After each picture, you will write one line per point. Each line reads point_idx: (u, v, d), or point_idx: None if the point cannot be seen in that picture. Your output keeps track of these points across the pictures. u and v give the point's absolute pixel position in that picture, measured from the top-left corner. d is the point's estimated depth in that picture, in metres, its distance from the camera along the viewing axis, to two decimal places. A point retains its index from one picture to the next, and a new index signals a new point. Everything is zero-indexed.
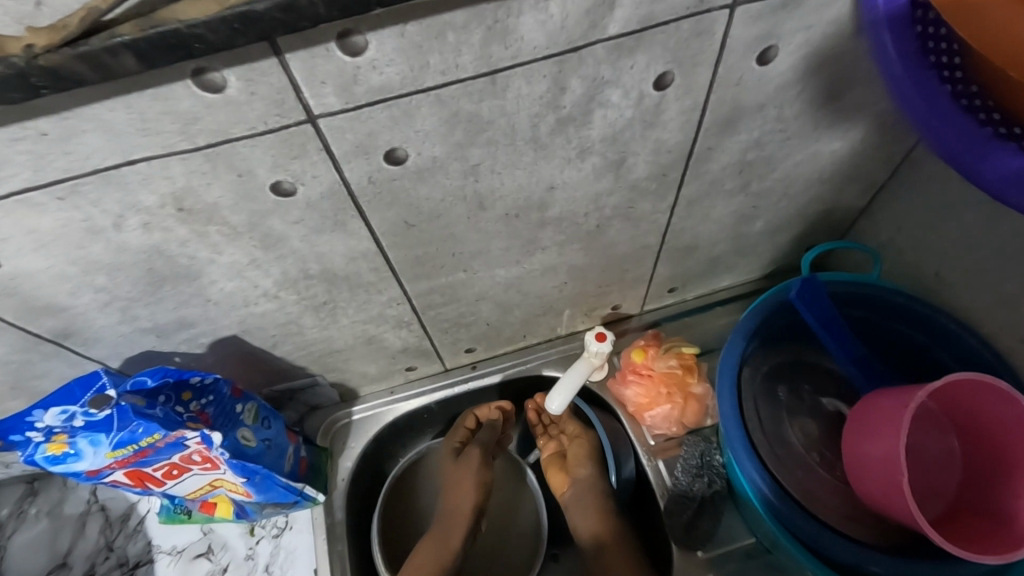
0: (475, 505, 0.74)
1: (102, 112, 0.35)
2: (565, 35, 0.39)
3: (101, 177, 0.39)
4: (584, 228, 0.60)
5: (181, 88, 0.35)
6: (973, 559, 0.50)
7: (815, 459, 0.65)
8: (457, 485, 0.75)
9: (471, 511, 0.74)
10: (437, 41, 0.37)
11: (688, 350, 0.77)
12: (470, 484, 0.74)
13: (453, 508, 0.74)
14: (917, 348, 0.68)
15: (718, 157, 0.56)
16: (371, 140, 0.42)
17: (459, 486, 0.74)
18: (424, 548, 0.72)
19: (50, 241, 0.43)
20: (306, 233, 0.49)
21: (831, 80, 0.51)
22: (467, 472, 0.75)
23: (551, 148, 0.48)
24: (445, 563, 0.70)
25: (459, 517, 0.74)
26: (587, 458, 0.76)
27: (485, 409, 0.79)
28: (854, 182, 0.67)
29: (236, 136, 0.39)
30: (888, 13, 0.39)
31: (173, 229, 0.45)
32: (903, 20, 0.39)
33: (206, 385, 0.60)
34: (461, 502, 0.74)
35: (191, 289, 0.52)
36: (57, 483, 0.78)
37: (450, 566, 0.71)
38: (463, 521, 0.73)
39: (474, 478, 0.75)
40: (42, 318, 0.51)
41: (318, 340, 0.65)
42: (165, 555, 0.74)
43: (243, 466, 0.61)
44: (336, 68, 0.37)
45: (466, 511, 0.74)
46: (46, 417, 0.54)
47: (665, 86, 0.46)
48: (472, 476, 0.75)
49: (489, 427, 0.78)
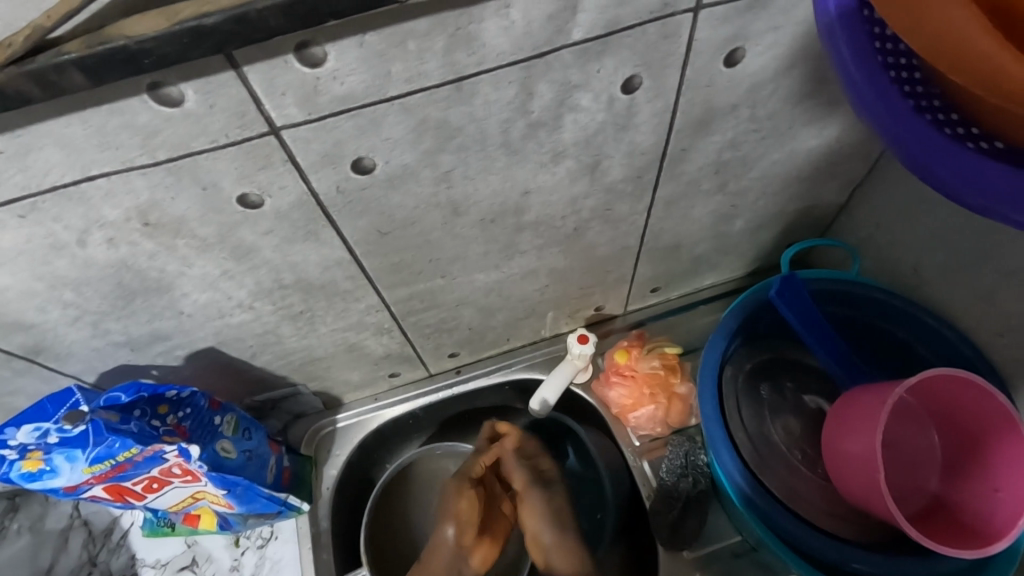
0: (456, 540, 0.69)
1: (57, 127, 0.35)
2: (530, 41, 0.39)
3: (61, 192, 0.39)
4: (561, 232, 0.60)
5: (139, 102, 0.35)
6: (950, 555, 0.50)
7: (797, 456, 0.65)
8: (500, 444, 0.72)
9: (450, 546, 0.68)
10: (399, 49, 0.37)
11: (671, 350, 0.77)
12: (446, 517, 0.69)
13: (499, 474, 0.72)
14: (898, 342, 0.68)
15: (693, 158, 0.56)
16: (338, 149, 0.42)
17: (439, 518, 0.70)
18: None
19: (14, 258, 0.42)
20: (277, 243, 0.48)
21: (802, 80, 0.51)
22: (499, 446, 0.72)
23: (524, 153, 0.48)
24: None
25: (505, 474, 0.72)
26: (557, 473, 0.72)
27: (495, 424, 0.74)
28: (831, 179, 0.67)
29: (199, 149, 0.38)
30: (841, 11, 0.37)
31: (140, 243, 0.44)
32: (858, 23, 0.36)
33: (183, 398, 0.60)
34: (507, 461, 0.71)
35: (163, 302, 0.51)
36: (37, 499, 0.77)
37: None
38: (443, 554, 0.68)
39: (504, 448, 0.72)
40: (9, 334, 0.50)
41: (297, 349, 0.64)
42: (149, 568, 0.73)
43: (223, 479, 0.60)
44: (296, 78, 0.36)
45: (445, 541, 0.69)
46: (18, 435, 0.53)
47: (635, 89, 0.46)
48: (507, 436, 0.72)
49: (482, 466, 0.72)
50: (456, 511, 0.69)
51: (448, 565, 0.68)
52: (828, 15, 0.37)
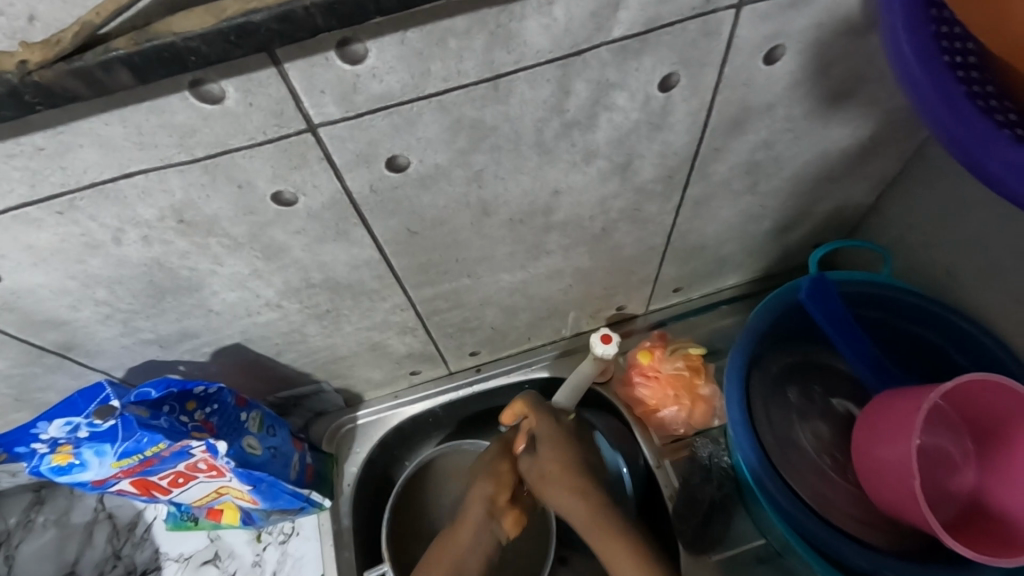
0: (491, 499, 0.64)
1: (98, 126, 0.35)
2: (569, 39, 0.39)
3: (98, 190, 0.39)
4: (589, 232, 0.59)
5: (178, 100, 0.34)
6: (988, 563, 0.49)
7: (827, 462, 0.64)
8: (540, 440, 0.64)
9: (484, 504, 0.64)
10: (438, 47, 0.36)
11: (695, 351, 0.76)
12: (484, 475, 0.65)
13: (537, 476, 0.63)
14: (931, 346, 0.67)
15: (726, 158, 0.55)
16: (373, 148, 0.41)
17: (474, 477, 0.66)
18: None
19: (50, 256, 0.43)
20: (308, 242, 0.48)
21: (840, 78, 0.50)
22: (554, 451, 0.63)
23: (556, 153, 0.47)
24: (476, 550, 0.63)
25: (555, 479, 0.61)
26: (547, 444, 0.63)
27: (523, 406, 0.66)
28: (863, 179, 0.66)
29: (236, 147, 0.38)
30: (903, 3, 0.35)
31: (173, 241, 0.44)
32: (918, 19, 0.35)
33: (210, 394, 0.60)
34: (574, 457, 0.63)
35: (193, 300, 0.51)
36: (63, 492, 0.78)
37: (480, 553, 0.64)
38: (477, 515, 0.64)
39: (554, 430, 0.64)
40: (42, 330, 0.50)
41: (321, 347, 0.64)
42: (172, 562, 0.74)
43: (249, 474, 0.61)
44: (335, 77, 0.36)
45: (477, 505, 0.64)
46: (50, 429, 0.53)
47: (671, 87, 0.45)
48: (548, 411, 0.66)
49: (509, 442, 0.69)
50: (497, 471, 0.65)
51: (480, 526, 0.63)
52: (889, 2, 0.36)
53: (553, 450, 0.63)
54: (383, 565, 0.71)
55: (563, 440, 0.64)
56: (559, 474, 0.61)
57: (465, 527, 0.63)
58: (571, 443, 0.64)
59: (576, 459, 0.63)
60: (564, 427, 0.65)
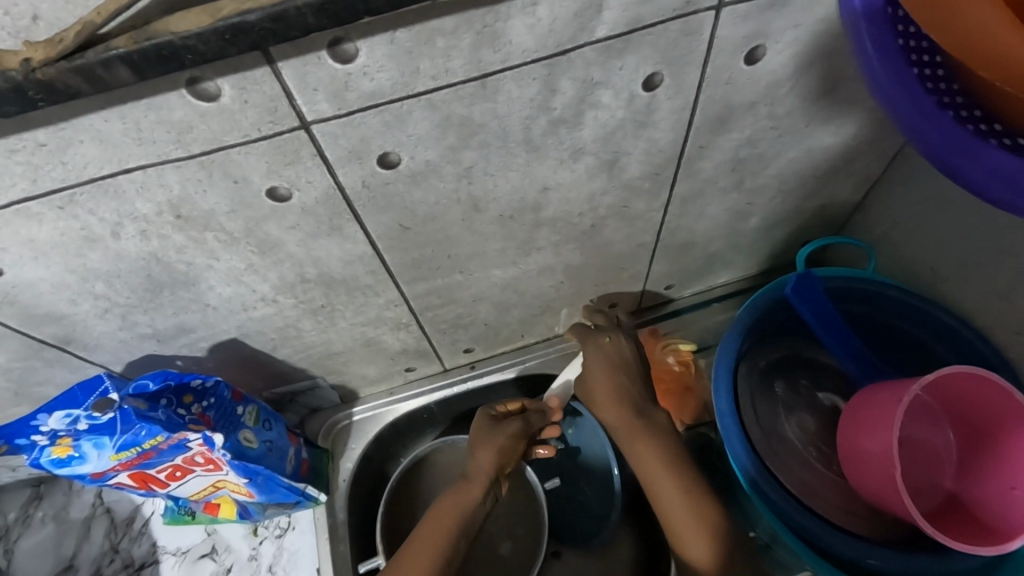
0: (498, 467, 0.65)
1: (97, 122, 0.36)
2: (554, 39, 0.40)
3: (98, 185, 0.40)
4: (578, 228, 0.60)
5: (176, 97, 0.36)
6: (966, 551, 0.50)
7: (812, 453, 0.66)
8: (590, 367, 0.67)
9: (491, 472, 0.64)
10: (427, 47, 0.37)
11: (685, 347, 0.79)
12: (495, 444, 0.65)
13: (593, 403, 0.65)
14: (915, 341, 0.68)
15: (711, 155, 0.56)
16: (364, 145, 0.43)
17: (483, 445, 0.65)
18: (419, 540, 0.58)
19: (50, 250, 0.44)
20: (302, 237, 0.49)
21: (822, 77, 0.52)
22: (601, 375, 0.65)
23: (544, 149, 0.49)
24: (472, 515, 0.61)
25: (607, 404, 0.63)
26: (599, 373, 0.66)
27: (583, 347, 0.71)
28: (848, 178, 0.67)
29: (231, 143, 0.39)
30: (865, 8, 0.38)
31: (170, 236, 0.45)
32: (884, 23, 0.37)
33: (207, 388, 0.61)
34: (621, 381, 0.64)
35: (189, 295, 0.52)
36: (61, 488, 0.79)
37: (475, 522, 0.61)
38: (484, 481, 0.63)
39: (604, 357, 0.67)
40: (41, 324, 0.51)
41: (316, 343, 0.66)
42: (170, 556, 0.75)
43: (245, 467, 0.62)
44: (327, 75, 0.37)
45: (489, 468, 0.64)
46: (50, 421, 0.55)
47: (655, 86, 0.47)
48: (598, 344, 0.69)
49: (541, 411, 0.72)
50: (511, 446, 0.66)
51: (484, 491, 0.63)
52: (854, 8, 0.38)
53: (602, 373, 0.66)
54: (379, 556, 0.72)
55: (613, 365, 0.66)
56: (609, 400, 0.63)
57: (473, 488, 0.62)
58: (620, 368, 0.66)
59: (622, 383, 0.64)
60: (615, 355, 0.67)
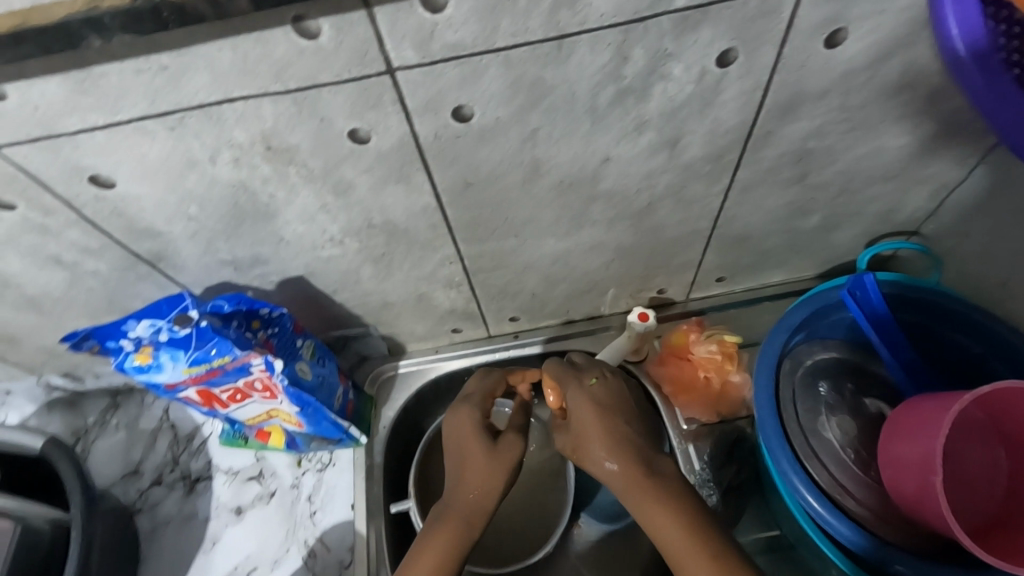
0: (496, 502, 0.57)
1: (212, 51, 0.40)
2: (631, 6, 0.41)
3: (204, 111, 0.44)
4: (634, 205, 0.61)
5: (281, 32, 0.40)
6: (1007, 569, 0.49)
7: (850, 457, 0.64)
8: (575, 414, 0.55)
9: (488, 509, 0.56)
10: (508, 4, 0.40)
11: (729, 338, 0.77)
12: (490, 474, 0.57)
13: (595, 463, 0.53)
14: (973, 359, 0.66)
15: (777, 142, 0.56)
16: (440, 97, 0.46)
17: (475, 477, 0.57)
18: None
19: (157, 169, 0.49)
20: (372, 182, 0.53)
21: (901, 70, 0.51)
22: (588, 421, 0.54)
23: (609, 120, 0.50)
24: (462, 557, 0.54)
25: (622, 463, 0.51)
26: (598, 435, 0.53)
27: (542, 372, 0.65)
28: (921, 184, 0.65)
29: (323, 82, 0.43)
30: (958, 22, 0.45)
31: (258, 166, 0.50)
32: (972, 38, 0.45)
33: (273, 317, 0.66)
34: (616, 428, 0.54)
35: (267, 228, 0.57)
36: (135, 400, 0.87)
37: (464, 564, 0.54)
38: (477, 520, 0.55)
39: (591, 400, 0.56)
40: (139, 239, 0.57)
41: (373, 291, 0.70)
42: (222, 473, 0.81)
43: (299, 395, 0.67)
44: (416, 23, 0.40)
45: (486, 501, 0.56)
46: (137, 328, 0.61)
47: (728, 63, 0.47)
48: (582, 396, 0.56)
49: (496, 379, 0.66)
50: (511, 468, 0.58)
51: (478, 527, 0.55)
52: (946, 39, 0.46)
53: (591, 423, 0.54)
54: (408, 501, 0.75)
55: (602, 409, 0.55)
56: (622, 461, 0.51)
57: (467, 527, 0.54)
58: (612, 415, 0.54)
59: (619, 434, 0.53)
60: (603, 398, 0.56)
